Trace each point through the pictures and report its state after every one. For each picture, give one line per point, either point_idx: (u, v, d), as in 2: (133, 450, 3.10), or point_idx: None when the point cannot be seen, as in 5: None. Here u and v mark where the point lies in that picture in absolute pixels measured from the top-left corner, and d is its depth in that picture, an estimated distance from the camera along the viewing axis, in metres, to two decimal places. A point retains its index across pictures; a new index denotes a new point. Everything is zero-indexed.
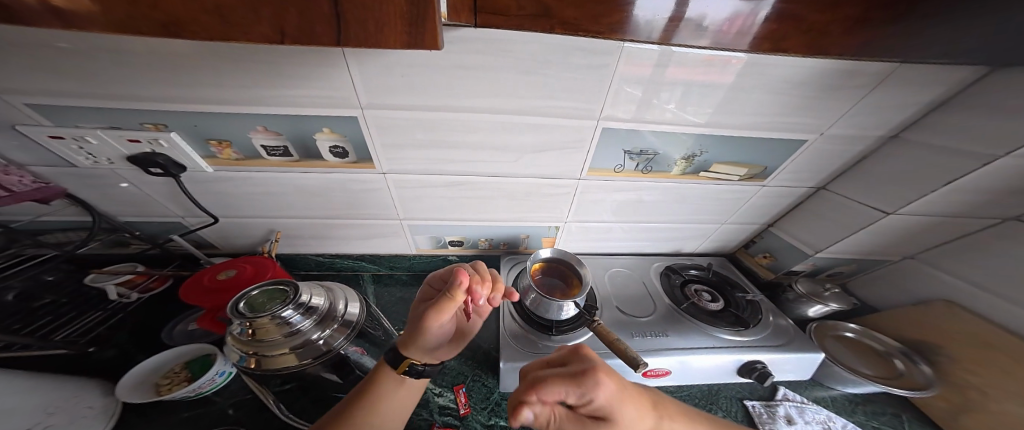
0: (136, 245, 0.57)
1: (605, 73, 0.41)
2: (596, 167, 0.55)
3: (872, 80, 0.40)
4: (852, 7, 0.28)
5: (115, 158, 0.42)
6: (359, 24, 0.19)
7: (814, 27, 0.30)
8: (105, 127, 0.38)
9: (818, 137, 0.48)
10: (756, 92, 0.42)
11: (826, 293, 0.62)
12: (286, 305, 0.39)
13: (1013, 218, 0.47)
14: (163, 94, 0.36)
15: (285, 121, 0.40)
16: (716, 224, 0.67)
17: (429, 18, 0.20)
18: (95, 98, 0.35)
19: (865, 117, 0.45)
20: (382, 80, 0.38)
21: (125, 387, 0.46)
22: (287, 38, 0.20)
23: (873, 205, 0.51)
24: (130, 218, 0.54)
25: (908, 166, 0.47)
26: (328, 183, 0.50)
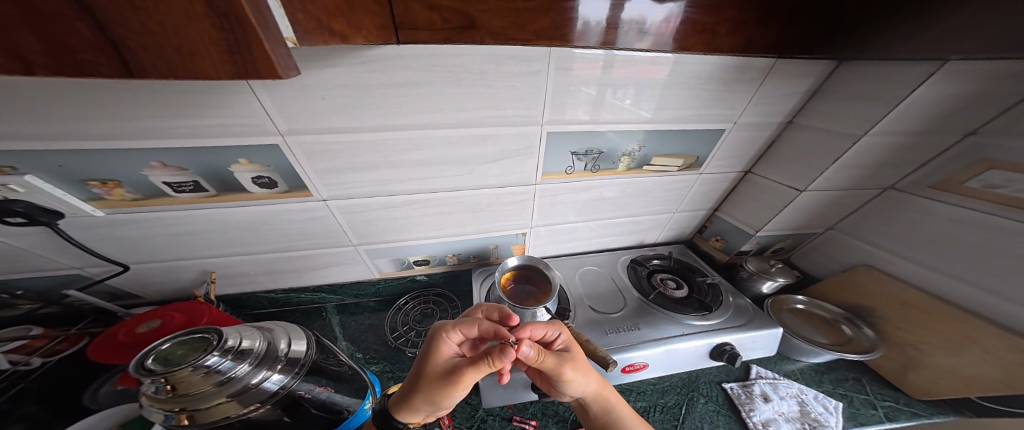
0: (26, 306, 0.50)
1: (538, 79, 0.42)
2: (548, 171, 0.55)
3: (766, 70, 0.44)
4: (730, 11, 0.31)
5: None
6: (179, 52, 0.18)
7: (707, 27, 0.33)
8: None
9: (735, 126, 0.52)
10: (676, 89, 0.45)
11: (773, 268, 0.65)
12: (210, 353, 0.35)
13: (890, 188, 0.54)
14: (29, 131, 0.32)
15: (193, 154, 0.38)
16: (670, 213, 0.70)
17: (257, 39, 0.19)
18: None
19: (773, 103, 0.49)
20: (300, 104, 0.36)
21: None
22: (132, 69, 0.19)
23: (790, 185, 0.55)
24: (5, 275, 0.47)
25: (805, 148, 0.51)
26: (262, 215, 0.47)
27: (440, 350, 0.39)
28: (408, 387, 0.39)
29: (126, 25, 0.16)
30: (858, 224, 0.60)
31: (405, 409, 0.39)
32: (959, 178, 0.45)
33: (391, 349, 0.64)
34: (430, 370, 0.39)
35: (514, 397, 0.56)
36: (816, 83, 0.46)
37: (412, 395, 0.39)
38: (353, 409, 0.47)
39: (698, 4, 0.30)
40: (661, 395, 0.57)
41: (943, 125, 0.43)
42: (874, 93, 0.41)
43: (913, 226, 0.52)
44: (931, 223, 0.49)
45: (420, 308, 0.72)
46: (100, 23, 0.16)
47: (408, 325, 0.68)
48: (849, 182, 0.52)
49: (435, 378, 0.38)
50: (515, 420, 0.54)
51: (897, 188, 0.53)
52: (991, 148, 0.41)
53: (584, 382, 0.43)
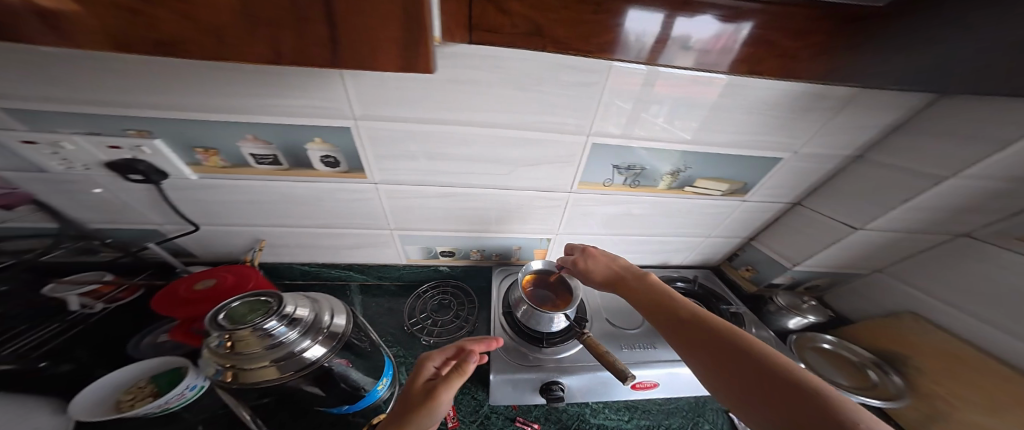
0: (107, 254, 0.54)
1: (592, 91, 0.42)
2: (586, 180, 0.56)
3: (840, 102, 0.43)
4: (813, 37, 0.30)
5: (91, 164, 0.41)
6: (360, 52, 0.19)
7: (785, 53, 0.32)
8: (84, 132, 0.37)
9: (794, 156, 0.51)
10: (739, 111, 0.44)
11: (805, 305, 0.64)
12: (269, 317, 0.38)
13: (965, 234, 0.51)
14: (148, 100, 0.35)
15: (278, 131, 0.41)
16: (702, 236, 0.69)
17: (424, 46, 0.20)
18: (78, 103, 0.34)
19: (839, 135, 0.47)
20: (377, 94, 0.39)
21: (80, 405, 0.43)
22: (286, 57, 0.19)
23: (844, 221, 0.54)
24: (102, 225, 0.51)
25: (873, 183, 0.50)
26: (318, 192, 0.49)
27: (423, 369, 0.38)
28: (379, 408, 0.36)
29: (347, 24, 0.18)
30: (913, 268, 0.58)
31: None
32: None
33: (407, 334, 0.65)
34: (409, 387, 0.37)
35: (522, 398, 0.56)
36: (901, 117, 0.45)
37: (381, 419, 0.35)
38: (367, 389, 0.49)
39: (771, 28, 0.30)
40: (666, 416, 0.57)
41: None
42: (967, 136, 0.40)
43: (982, 276, 0.50)
44: (999, 276, 0.48)
45: (438, 298, 0.73)
46: (332, 20, 0.17)
47: (426, 313, 0.69)
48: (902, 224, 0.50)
49: (414, 390, 0.36)
50: (517, 421, 0.54)
51: (975, 236, 0.50)
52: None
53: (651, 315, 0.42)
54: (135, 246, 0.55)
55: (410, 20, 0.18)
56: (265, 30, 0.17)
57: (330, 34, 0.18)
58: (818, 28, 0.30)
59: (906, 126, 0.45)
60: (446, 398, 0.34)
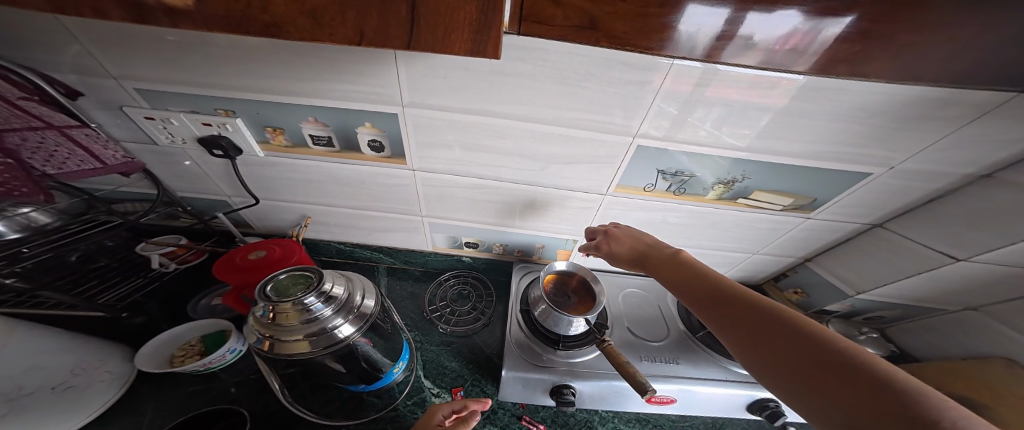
0: (185, 219, 0.61)
1: (645, 90, 0.39)
2: (624, 184, 0.52)
3: (955, 114, 0.36)
4: (913, 37, 0.26)
5: (188, 139, 0.46)
6: (432, 31, 0.19)
7: (850, 56, 0.28)
8: (187, 111, 0.42)
9: (888, 172, 0.44)
10: (817, 119, 0.39)
11: (861, 336, 0.57)
12: (308, 293, 0.40)
13: None
14: (231, 83, 0.38)
15: (335, 114, 0.42)
16: (747, 253, 0.63)
17: (496, 28, 0.19)
18: (177, 84, 0.38)
19: (948, 153, 0.40)
20: (426, 80, 0.39)
21: (144, 355, 0.49)
22: (365, 39, 0.19)
23: (944, 250, 0.45)
24: (186, 194, 0.57)
25: (986, 210, 0.41)
26: (362, 175, 0.51)
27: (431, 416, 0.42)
28: None
29: (428, 4, 0.17)
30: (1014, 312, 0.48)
31: None
32: None
33: (425, 319, 0.67)
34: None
35: (530, 397, 0.55)
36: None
37: None
38: (384, 371, 0.51)
39: (866, 24, 0.26)
40: None
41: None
42: None
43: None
44: None
45: (458, 287, 0.74)
46: (414, 0, 0.17)
47: (445, 301, 0.71)
48: (1012, 263, 0.42)
49: None
50: (524, 419, 0.53)
51: None
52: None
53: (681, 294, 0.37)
54: (207, 214, 0.62)
55: (487, 4, 0.17)
56: (319, 1, 0.17)
57: (408, 16, 0.18)
58: (936, 23, 0.25)
59: None
60: None
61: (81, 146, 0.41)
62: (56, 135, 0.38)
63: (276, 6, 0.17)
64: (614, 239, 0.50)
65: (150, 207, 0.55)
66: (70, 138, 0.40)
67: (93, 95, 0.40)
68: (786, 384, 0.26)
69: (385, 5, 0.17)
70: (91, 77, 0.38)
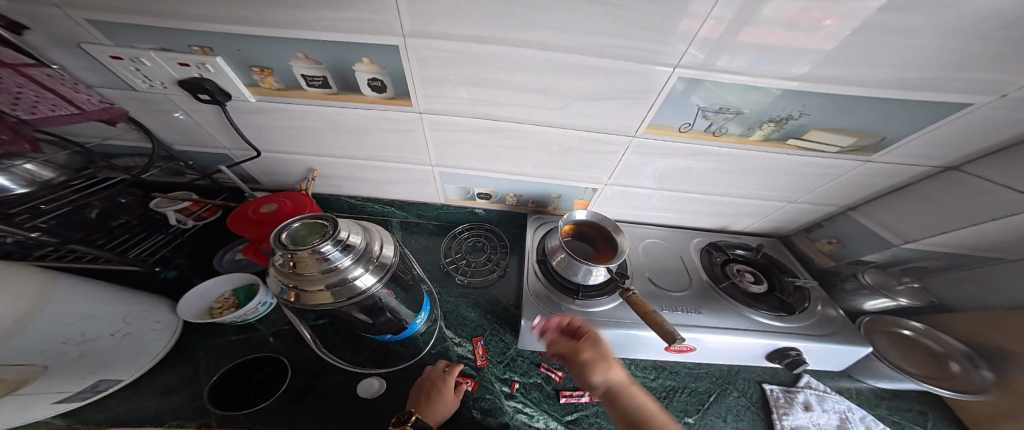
0: (190, 175, 0.61)
1: (696, 7, 0.32)
2: (655, 124, 0.47)
3: None
4: None
5: (167, 82, 0.43)
6: None
7: None
8: (158, 49, 0.38)
9: (996, 101, 0.36)
10: (895, 40, 0.32)
11: (898, 287, 0.55)
12: (325, 241, 0.40)
13: None
14: (206, 11, 0.34)
15: (327, 48, 0.38)
16: (778, 201, 0.59)
17: None
18: (144, 14, 0.34)
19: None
20: (425, 2, 0.33)
21: (185, 308, 0.53)
22: None
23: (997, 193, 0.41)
24: (184, 148, 0.56)
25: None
26: (366, 120, 0.48)
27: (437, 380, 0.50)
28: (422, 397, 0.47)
29: None
30: None
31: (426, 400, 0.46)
32: None
33: (442, 272, 0.68)
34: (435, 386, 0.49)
35: (549, 346, 0.57)
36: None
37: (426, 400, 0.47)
38: (407, 321, 0.54)
39: None
40: (693, 379, 0.57)
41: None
42: None
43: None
44: None
45: (472, 240, 0.74)
46: None
47: (460, 253, 0.72)
48: None
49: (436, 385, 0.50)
50: (542, 366, 0.56)
51: None
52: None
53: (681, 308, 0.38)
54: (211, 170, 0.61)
55: None
56: None
57: None
58: None
59: None
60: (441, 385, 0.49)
61: (48, 88, 0.38)
62: (14, 74, 0.35)
63: None
64: None
65: (149, 163, 0.53)
66: (30, 78, 0.36)
67: (40, 28, 0.36)
68: None
69: None
70: (35, 6, 0.34)
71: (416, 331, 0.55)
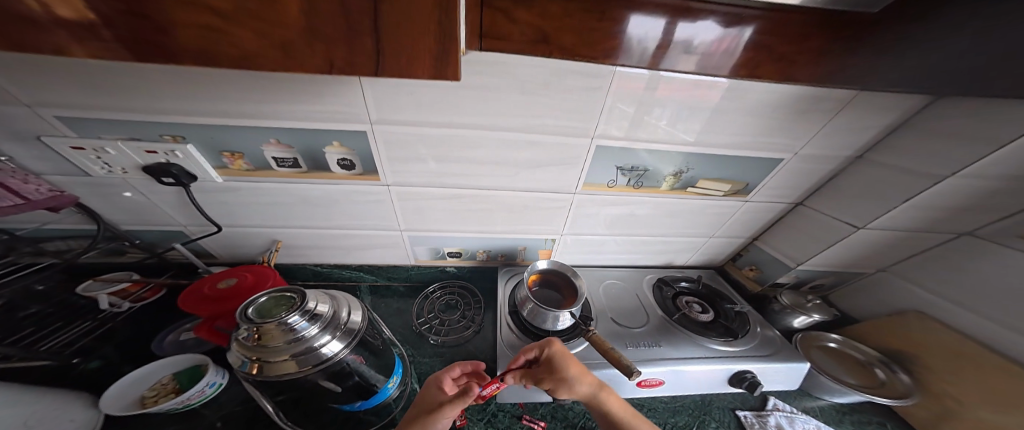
0: (133, 254, 0.57)
1: (598, 95, 0.43)
2: (590, 182, 0.56)
3: (840, 104, 0.43)
4: (815, 41, 0.31)
5: (129, 168, 0.44)
6: (398, 60, 0.18)
7: (783, 56, 0.33)
8: (125, 139, 0.40)
9: (794, 157, 0.51)
10: (737, 115, 0.45)
11: (808, 304, 0.64)
12: (293, 312, 0.39)
13: (968, 233, 0.50)
14: (186, 107, 0.38)
15: (300, 135, 0.43)
16: (706, 237, 0.69)
17: (455, 55, 0.18)
18: (121, 110, 0.37)
19: (838, 137, 0.48)
20: (392, 99, 0.41)
21: (110, 399, 0.45)
22: (336, 69, 0.18)
23: (846, 220, 0.54)
24: (132, 227, 0.54)
25: (875, 183, 0.50)
26: (335, 194, 0.52)
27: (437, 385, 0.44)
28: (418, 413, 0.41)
29: (393, 40, 0.17)
30: (912, 269, 0.57)
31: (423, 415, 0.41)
32: None
33: (414, 333, 0.66)
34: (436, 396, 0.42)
35: (527, 395, 0.56)
36: (899, 118, 0.45)
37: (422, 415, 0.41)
38: (379, 386, 0.50)
39: (777, 33, 0.31)
40: (672, 414, 0.56)
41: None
42: (970, 134, 0.40)
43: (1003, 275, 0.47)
44: (1000, 275, 0.47)
45: (445, 298, 0.74)
46: (378, 33, 0.17)
47: (433, 313, 0.70)
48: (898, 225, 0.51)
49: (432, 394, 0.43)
50: (524, 418, 0.54)
51: (977, 235, 0.50)
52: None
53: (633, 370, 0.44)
54: (160, 247, 0.58)
55: (444, 39, 0.17)
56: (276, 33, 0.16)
57: (373, 46, 0.17)
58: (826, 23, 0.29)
59: (904, 127, 0.46)
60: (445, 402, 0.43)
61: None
62: None
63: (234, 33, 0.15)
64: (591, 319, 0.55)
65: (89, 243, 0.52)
66: None
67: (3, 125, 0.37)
68: None
69: (350, 38, 0.17)
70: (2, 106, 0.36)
71: (388, 397, 0.51)
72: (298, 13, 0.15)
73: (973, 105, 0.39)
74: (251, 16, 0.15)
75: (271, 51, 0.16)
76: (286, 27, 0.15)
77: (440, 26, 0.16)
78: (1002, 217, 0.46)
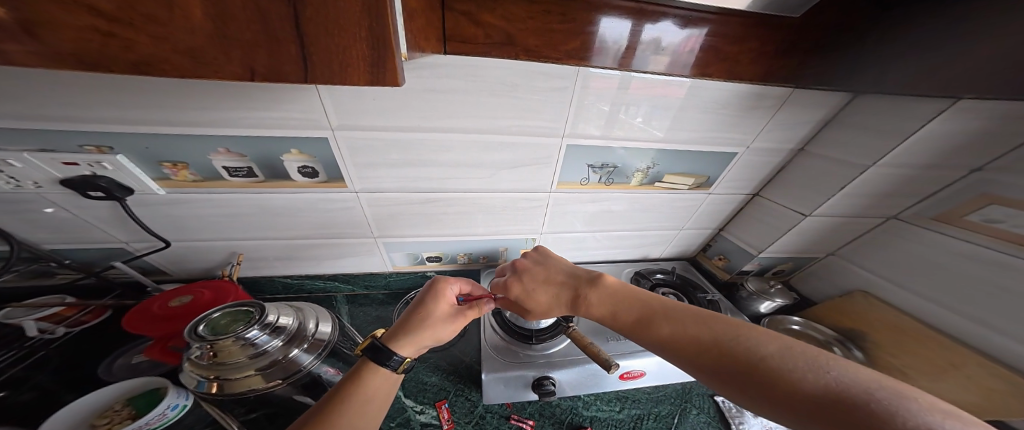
0: (63, 275, 0.52)
1: (564, 95, 0.43)
2: (564, 181, 0.57)
3: (781, 101, 0.46)
4: (755, 41, 0.33)
5: (42, 180, 0.40)
6: (328, 65, 0.18)
7: (729, 56, 0.34)
8: (35, 150, 0.36)
9: (747, 150, 0.54)
10: (693, 111, 0.47)
11: (771, 290, 0.68)
12: (251, 326, 0.37)
13: (894, 217, 0.56)
14: (117, 115, 0.35)
15: (252, 143, 0.41)
16: (676, 229, 0.72)
17: (392, 57, 0.18)
18: (33, 119, 0.34)
19: (783, 131, 0.51)
20: (354, 102, 0.39)
21: (53, 426, 0.39)
22: (259, 75, 0.17)
23: (795, 209, 0.58)
24: (57, 246, 0.49)
25: (815, 175, 0.53)
26: (299, 203, 0.49)
27: (438, 299, 0.42)
28: (409, 329, 0.39)
29: (316, 42, 0.16)
30: (856, 252, 0.62)
31: (419, 333, 0.39)
32: (958, 212, 0.48)
33: None
34: (432, 314, 0.41)
35: (515, 395, 0.55)
36: (829, 114, 0.49)
37: (414, 332, 0.39)
38: None
39: (723, 33, 0.32)
40: (654, 404, 0.58)
41: (954, 159, 0.45)
42: (883, 127, 0.44)
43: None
44: (922, 251, 0.52)
45: None
46: (302, 38, 0.16)
47: None
48: (842, 212, 0.55)
49: (428, 315, 0.41)
50: (511, 418, 0.53)
51: (901, 218, 0.55)
52: (991, 185, 0.44)
53: (614, 308, 0.38)
54: (99, 266, 0.54)
55: (376, 43, 0.17)
56: (193, 42, 0.15)
57: (297, 54, 0.17)
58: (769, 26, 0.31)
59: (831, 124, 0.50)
60: (444, 327, 0.41)
61: None
62: None
63: (142, 44, 0.14)
64: (523, 271, 0.46)
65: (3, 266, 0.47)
66: None
67: None
68: (707, 370, 0.29)
69: (270, 39, 0.16)
70: None
71: None
72: (206, 17, 0.14)
73: (880, 100, 0.44)
74: (150, 21, 0.14)
75: (174, 57, 0.15)
76: (195, 35, 0.15)
77: (371, 29, 0.16)
78: (916, 202, 0.52)
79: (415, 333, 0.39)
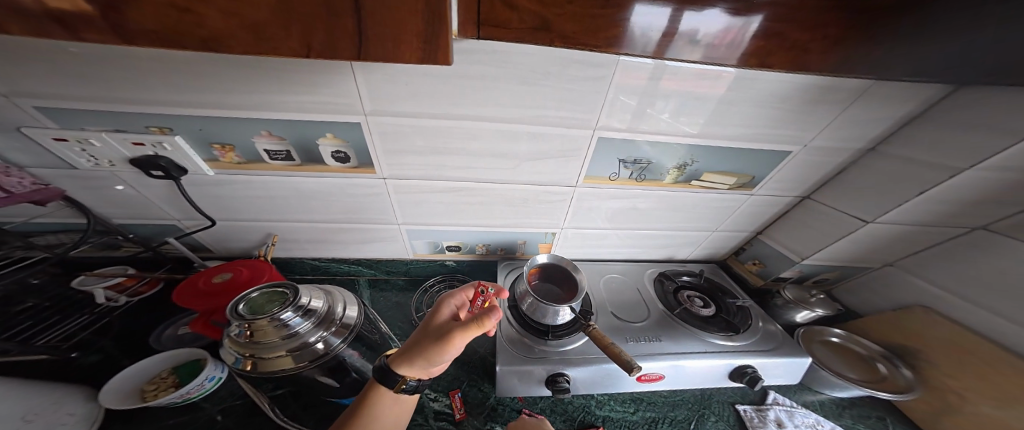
0: (127, 248, 0.57)
1: (602, 85, 0.41)
2: (592, 175, 0.55)
3: (856, 94, 0.42)
4: (832, 28, 0.28)
5: (117, 160, 0.43)
6: (380, 41, 0.17)
7: (797, 44, 0.30)
8: (111, 130, 0.39)
9: (801, 150, 0.50)
10: (742, 104, 0.43)
11: (812, 298, 0.63)
12: (285, 308, 0.39)
13: (981, 227, 0.49)
14: (169, 98, 0.37)
15: (289, 127, 0.42)
16: (707, 230, 0.68)
17: (445, 36, 0.17)
18: (97, 101, 0.36)
19: (844, 129, 0.47)
20: (387, 88, 0.39)
21: (111, 392, 0.44)
22: (313, 52, 0.18)
23: (855, 214, 0.53)
24: (124, 221, 0.54)
25: (889, 177, 0.48)
26: (329, 187, 0.51)
27: (438, 314, 0.42)
28: (412, 347, 0.40)
29: (373, 14, 0.16)
30: (919, 263, 0.56)
31: (418, 352, 0.39)
32: None
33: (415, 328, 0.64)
34: (429, 331, 0.40)
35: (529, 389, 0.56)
36: (921, 106, 0.43)
37: (414, 354, 0.39)
38: None
39: (794, 19, 0.28)
40: (671, 408, 0.56)
41: None
42: (984, 124, 0.38)
43: (1002, 270, 0.47)
44: (1004, 267, 0.47)
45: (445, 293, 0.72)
46: (359, 11, 0.16)
47: None
48: (904, 220, 0.50)
49: (429, 331, 0.40)
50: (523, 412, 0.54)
51: (991, 229, 0.48)
52: None
53: None
54: (156, 240, 0.58)
55: (432, 16, 0.16)
56: (252, 13, 0.15)
57: (354, 28, 0.16)
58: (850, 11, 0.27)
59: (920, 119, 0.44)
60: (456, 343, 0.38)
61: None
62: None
63: (205, 16, 0.15)
64: None
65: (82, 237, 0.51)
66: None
67: None
68: None
69: (329, 9, 0.15)
70: None
71: None
72: None
73: (989, 93, 0.38)
74: None
75: (235, 30, 0.16)
76: (255, 2, 0.14)
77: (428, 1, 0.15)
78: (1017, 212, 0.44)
79: (415, 352, 0.39)
